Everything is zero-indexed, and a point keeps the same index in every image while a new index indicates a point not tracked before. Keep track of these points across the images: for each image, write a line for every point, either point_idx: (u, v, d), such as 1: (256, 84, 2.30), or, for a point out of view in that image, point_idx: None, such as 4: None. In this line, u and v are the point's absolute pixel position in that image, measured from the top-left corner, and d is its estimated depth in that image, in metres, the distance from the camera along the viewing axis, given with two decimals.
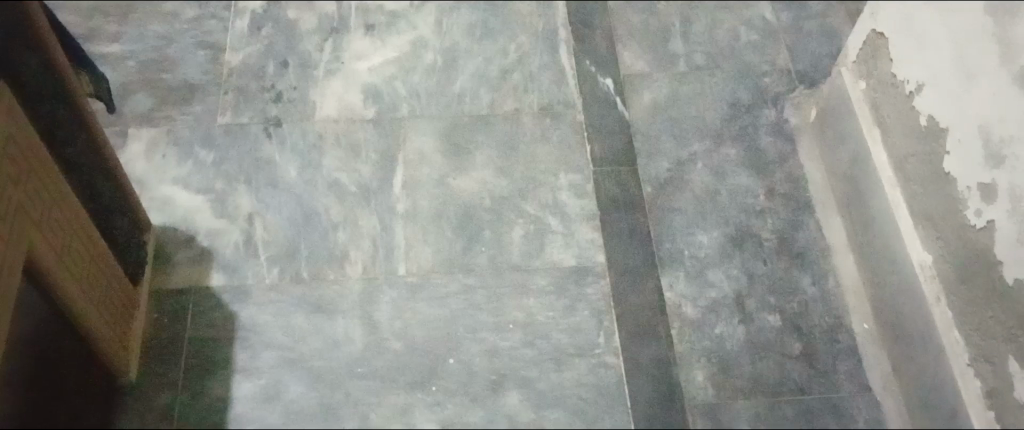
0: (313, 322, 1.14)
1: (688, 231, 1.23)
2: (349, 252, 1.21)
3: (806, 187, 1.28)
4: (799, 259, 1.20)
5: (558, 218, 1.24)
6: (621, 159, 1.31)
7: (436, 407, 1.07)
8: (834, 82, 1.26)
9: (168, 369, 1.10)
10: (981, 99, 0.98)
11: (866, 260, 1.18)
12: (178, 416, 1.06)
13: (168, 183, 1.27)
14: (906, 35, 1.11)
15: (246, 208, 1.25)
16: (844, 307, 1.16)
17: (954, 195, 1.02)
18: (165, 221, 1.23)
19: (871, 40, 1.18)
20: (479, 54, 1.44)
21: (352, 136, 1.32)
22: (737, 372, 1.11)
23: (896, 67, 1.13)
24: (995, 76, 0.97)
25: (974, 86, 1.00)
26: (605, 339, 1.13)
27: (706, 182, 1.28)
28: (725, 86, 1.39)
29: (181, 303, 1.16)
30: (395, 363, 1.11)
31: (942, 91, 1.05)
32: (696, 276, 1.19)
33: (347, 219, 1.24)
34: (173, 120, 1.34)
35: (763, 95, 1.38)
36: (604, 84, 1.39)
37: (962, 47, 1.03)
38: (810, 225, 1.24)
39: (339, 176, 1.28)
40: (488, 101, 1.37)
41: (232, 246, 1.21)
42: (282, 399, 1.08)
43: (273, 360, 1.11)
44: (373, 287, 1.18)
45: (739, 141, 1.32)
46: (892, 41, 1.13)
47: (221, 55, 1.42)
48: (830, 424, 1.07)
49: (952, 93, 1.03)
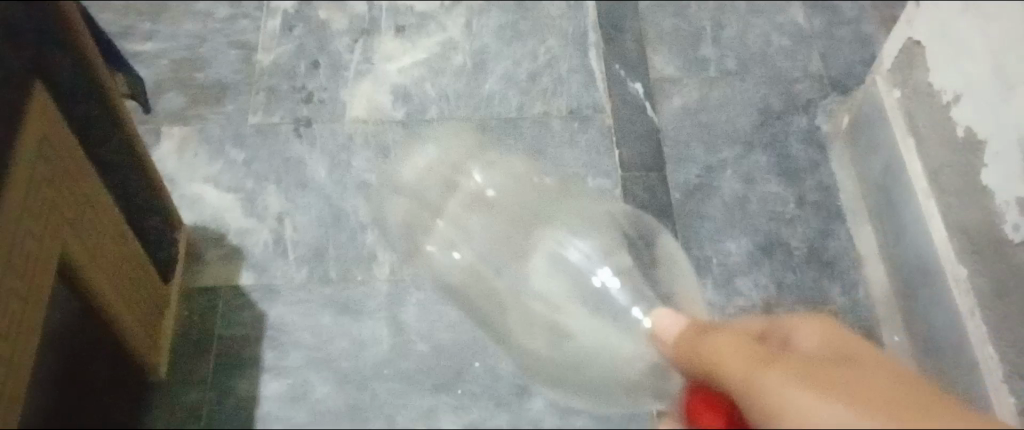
0: (341, 322, 1.15)
1: (717, 238, 1.23)
2: (376, 253, 1.22)
3: (837, 196, 1.28)
4: (829, 269, 1.21)
5: None
6: (649, 165, 1.30)
7: (461, 410, 1.08)
8: (508, 196, 1.13)
9: (197, 367, 1.11)
10: (541, 305, 0.96)
11: (898, 271, 1.17)
12: (206, 414, 1.08)
13: (200, 182, 1.28)
14: (551, 242, 1.03)
15: (275, 208, 1.26)
16: (876, 319, 1.17)
17: (990, 208, 1.01)
18: (196, 220, 1.25)
19: (884, 59, 1.24)
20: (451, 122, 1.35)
21: (381, 137, 1.33)
22: None
23: (528, 198, 1.14)
24: (1008, 102, 0.98)
25: (503, 266, 1.03)
26: None
27: (735, 189, 1.28)
28: (481, 228, 1.08)
29: (212, 301, 1.17)
30: (421, 365, 1.12)
31: (555, 285, 0.97)
32: (724, 283, 1.19)
33: (375, 220, 1.25)
34: (204, 118, 1.35)
35: (483, 199, 1.12)
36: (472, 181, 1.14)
37: (672, 252, 1.03)
38: (841, 235, 1.24)
39: (367, 177, 1.29)
40: (414, 221, 1.15)
41: (261, 245, 1.22)
42: (308, 398, 1.09)
43: (300, 359, 1.12)
44: (399, 289, 1.18)
45: (769, 148, 1.32)
46: (893, 69, 1.22)
47: (253, 55, 1.43)
48: None
49: (557, 284, 0.97)
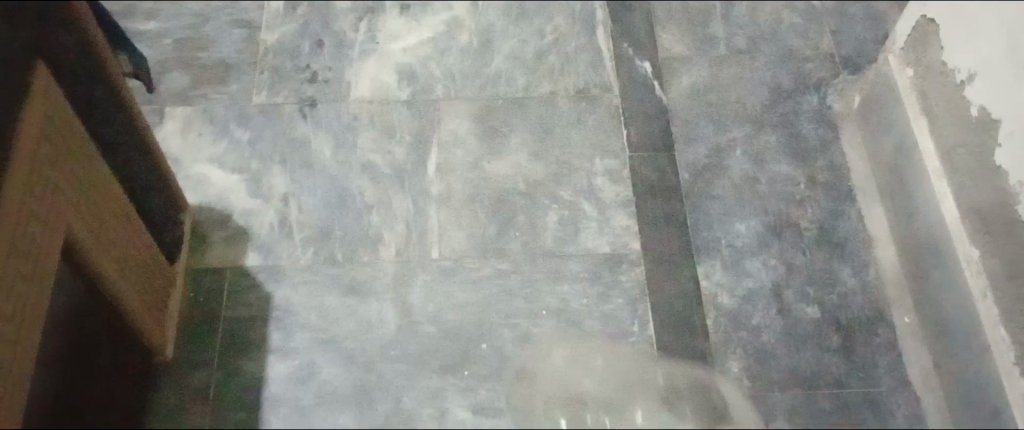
0: (347, 303, 1.15)
1: (725, 219, 1.22)
2: (382, 234, 1.21)
3: (848, 176, 1.26)
4: (840, 249, 1.19)
5: (593, 204, 1.23)
6: (657, 145, 1.29)
7: (468, 392, 1.08)
8: (627, 386, 1.08)
9: (203, 348, 1.11)
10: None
11: (909, 251, 1.16)
12: (212, 395, 1.08)
13: (203, 163, 1.27)
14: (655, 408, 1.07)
15: (281, 189, 1.25)
16: (885, 299, 1.15)
17: (1003, 189, 1.01)
18: (201, 201, 1.24)
19: (897, 36, 1.22)
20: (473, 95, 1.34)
21: (387, 117, 1.32)
22: (774, 363, 1.10)
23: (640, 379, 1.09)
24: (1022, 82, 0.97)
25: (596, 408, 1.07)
26: (639, 327, 1.13)
27: (745, 168, 1.27)
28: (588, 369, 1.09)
29: (218, 282, 1.16)
30: (427, 346, 1.11)
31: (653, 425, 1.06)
32: (733, 265, 1.18)
33: (381, 202, 1.24)
34: (208, 98, 1.34)
35: (571, 329, 1.13)
36: (587, 360, 1.10)
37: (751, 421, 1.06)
38: (851, 215, 1.22)
39: (373, 158, 1.28)
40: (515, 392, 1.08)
41: (267, 226, 1.21)
42: (315, 380, 1.09)
43: (307, 340, 1.12)
44: (406, 269, 1.17)
45: (779, 127, 1.31)
46: (907, 46, 1.20)
47: (256, 34, 1.42)
48: (866, 418, 1.06)
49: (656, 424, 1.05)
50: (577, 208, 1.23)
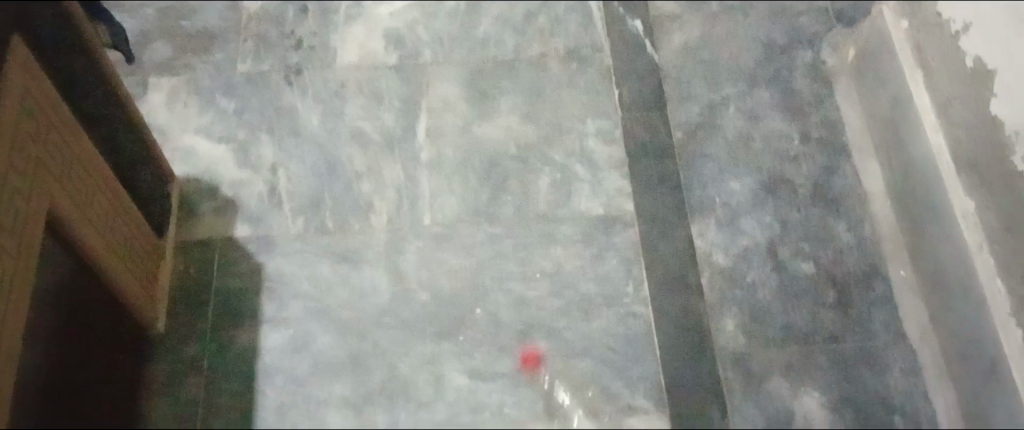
0: (339, 271, 1.14)
1: (719, 178, 1.21)
2: (373, 202, 1.19)
3: (843, 131, 1.24)
4: (835, 205, 1.18)
5: (586, 166, 1.22)
6: (649, 104, 1.27)
7: (463, 357, 1.08)
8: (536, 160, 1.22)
9: (195, 320, 1.10)
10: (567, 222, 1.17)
11: (904, 205, 1.15)
12: (207, 367, 1.07)
13: (190, 134, 1.25)
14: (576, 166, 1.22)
15: (270, 159, 1.23)
16: (881, 254, 1.14)
17: (999, 140, 1.00)
18: (189, 172, 1.22)
19: None
20: (461, 58, 1.32)
21: (375, 83, 1.30)
22: (770, 321, 1.10)
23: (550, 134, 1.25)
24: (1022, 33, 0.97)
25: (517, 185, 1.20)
26: (633, 288, 1.12)
27: (739, 126, 1.25)
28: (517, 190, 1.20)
29: (208, 254, 1.15)
30: (421, 313, 1.11)
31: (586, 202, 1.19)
32: (727, 224, 1.17)
33: (371, 169, 1.22)
34: (193, 68, 1.32)
35: (565, 291, 1.12)
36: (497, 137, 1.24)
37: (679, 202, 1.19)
38: (847, 171, 1.21)
39: (362, 125, 1.26)
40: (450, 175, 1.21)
41: (256, 197, 1.20)
42: (309, 349, 1.09)
43: (300, 310, 1.11)
44: (398, 237, 1.16)
45: (773, 84, 1.29)
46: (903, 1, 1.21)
47: (240, 2, 1.39)
48: (863, 374, 1.06)
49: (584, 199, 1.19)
50: (569, 170, 1.21)
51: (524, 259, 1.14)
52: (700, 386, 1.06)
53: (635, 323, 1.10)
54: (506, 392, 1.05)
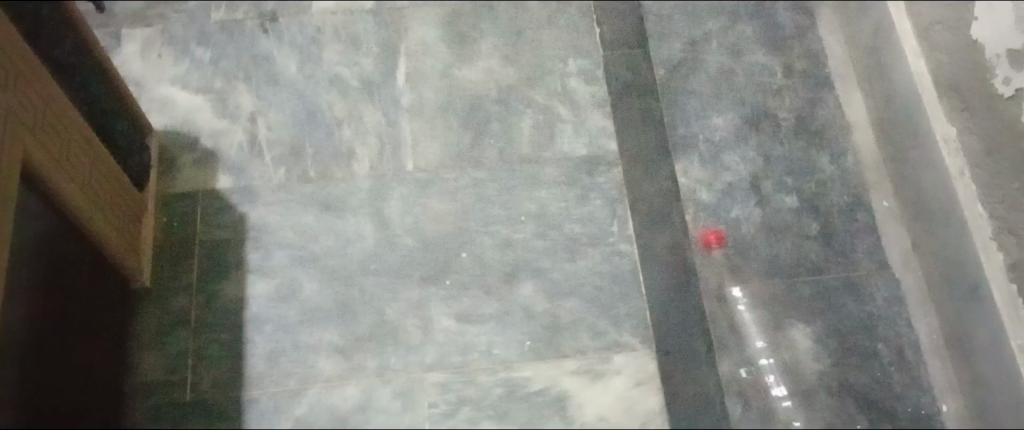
0: (324, 219, 1.13)
1: (702, 114, 1.20)
2: (354, 149, 1.18)
3: (825, 63, 1.24)
4: (818, 138, 1.18)
5: (568, 106, 1.21)
6: (630, 42, 1.26)
7: (450, 300, 1.08)
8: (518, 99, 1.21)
9: (180, 273, 1.10)
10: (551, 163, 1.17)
11: (889, 135, 1.16)
12: (194, 319, 1.07)
13: (166, 85, 1.23)
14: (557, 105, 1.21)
15: (248, 107, 1.21)
16: (864, 185, 1.14)
17: (982, 66, 1.06)
18: (167, 123, 1.21)
19: None
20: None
21: (352, 27, 1.28)
22: (754, 254, 1.10)
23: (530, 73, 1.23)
24: None
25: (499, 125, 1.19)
26: (618, 227, 1.12)
27: (721, 61, 1.24)
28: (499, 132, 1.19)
29: (190, 206, 1.14)
30: (408, 258, 1.11)
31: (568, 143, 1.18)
32: (711, 160, 1.17)
33: (351, 115, 1.21)
34: (165, 18, 1.29)
35: (550, 232, 1.12)
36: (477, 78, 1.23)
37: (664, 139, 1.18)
38: (829, 103, 1.20)
39: (340, 71, 1.24)
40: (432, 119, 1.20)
41: (236, 147, 1.18)
42: (296, 298, 1.09)
43: (286, 259, 1.11)
44: (382, 182, 1.16)
45: (755, 17, 1.28)
46: None
47: None
48: (847, 304, 1.07)
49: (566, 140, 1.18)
50: (552, 111, 1.21)
51: (508, 202, 1.14)
52: (687, 321, 1.07)
53: (620, 261, 1.10)
54: (495, 333, 1.06)
